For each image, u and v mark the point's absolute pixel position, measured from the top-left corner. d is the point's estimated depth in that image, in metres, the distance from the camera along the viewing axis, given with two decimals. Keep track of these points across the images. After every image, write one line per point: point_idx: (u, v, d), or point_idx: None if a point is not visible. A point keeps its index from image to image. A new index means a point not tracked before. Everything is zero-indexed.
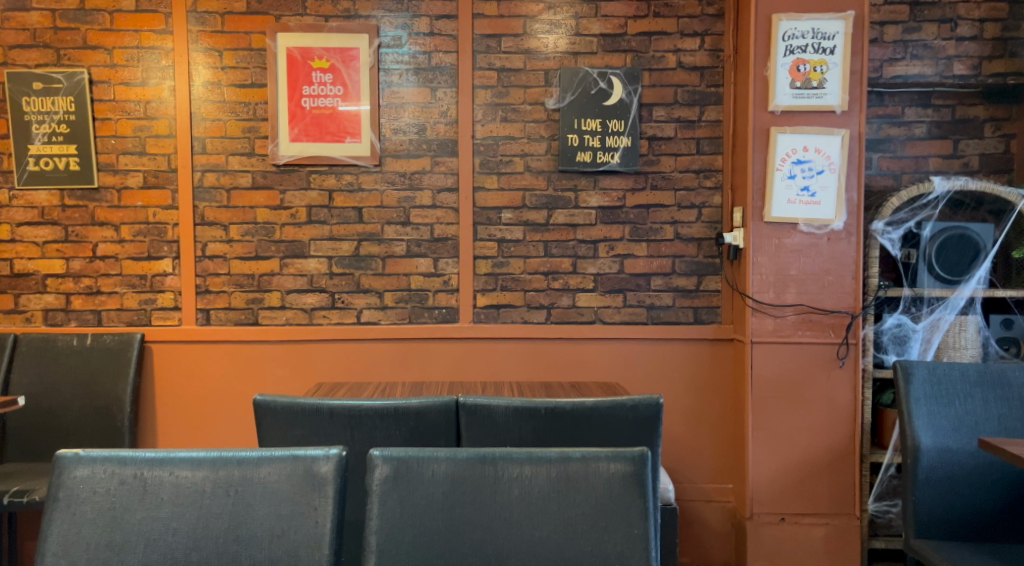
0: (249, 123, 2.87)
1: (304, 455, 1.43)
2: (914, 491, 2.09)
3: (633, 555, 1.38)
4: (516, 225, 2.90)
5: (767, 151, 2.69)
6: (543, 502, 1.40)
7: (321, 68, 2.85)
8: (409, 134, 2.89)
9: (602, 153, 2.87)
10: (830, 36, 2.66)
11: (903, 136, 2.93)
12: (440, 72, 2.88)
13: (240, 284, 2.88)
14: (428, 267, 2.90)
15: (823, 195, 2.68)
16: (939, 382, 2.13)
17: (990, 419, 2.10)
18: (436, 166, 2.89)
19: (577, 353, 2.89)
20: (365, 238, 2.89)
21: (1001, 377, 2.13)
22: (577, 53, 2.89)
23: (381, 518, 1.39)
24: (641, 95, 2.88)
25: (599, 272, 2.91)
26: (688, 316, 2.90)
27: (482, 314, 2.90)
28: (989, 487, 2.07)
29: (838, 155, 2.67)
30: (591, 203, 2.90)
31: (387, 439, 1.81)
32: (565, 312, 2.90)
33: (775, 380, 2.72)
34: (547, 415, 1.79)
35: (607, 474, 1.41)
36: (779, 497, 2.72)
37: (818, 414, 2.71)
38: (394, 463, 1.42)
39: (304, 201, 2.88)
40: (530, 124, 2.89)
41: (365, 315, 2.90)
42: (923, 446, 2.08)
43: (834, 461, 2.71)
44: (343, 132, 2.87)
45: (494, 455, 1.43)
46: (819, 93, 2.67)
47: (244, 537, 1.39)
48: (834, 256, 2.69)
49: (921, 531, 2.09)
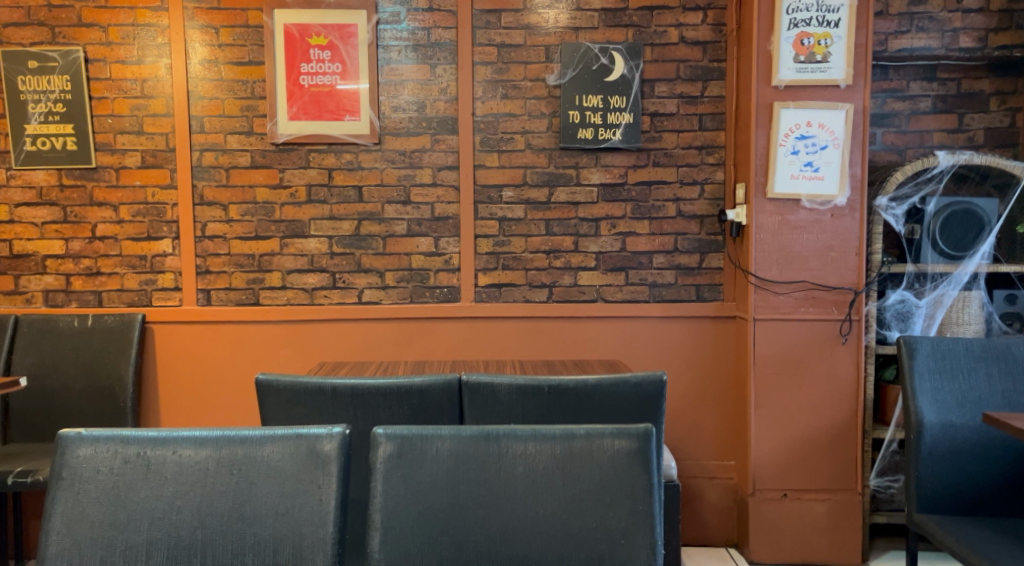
0: (247, 102, 2.84)
1: (307, 434, 1.42)
2: (917, 467, 2.09)
3: (639, 531, 1.37)
4: (517, 204, 2.88)
5: (771, 127, 2.66)
6: (547, 479, 1.40)
7: (319, 45, 2.82)
8: (409, 112, 2.86)
9: (603, 130, 2.84)
10: (835, 8, 2.62)
11: (909, 111, 2.90)
12: (440, 49, 2.85)
13: (241, 264, 2.87)
14: (429, 246, 2.88)
15: (827, 170, 2.66)
16: (944, 357, 2.12)
17: (994, 394, 2.09)
18: (436, 144, 2.86)
19: (579, 331, 2.88)
20: (365, 217, 2.88)
21: (1006, 351, 2.12)
22: (577, 28, 2.85)
23: (385, 495, 1.39)
24: (643, 71, 2.85)
25: (601, 250, 2.89)
26: (690, 294, 2.89)
27: (484, 294, 2.89)
28: (991, 461, 2.07)
29: (842, 130, 2.65)
30: (592, 179, 2.88)
31: (390, 417, 1.81)
32: (567, 290, 2.89)
33: (778, 357, 2.72)
34: (550, 393, 1.79)
35: (612, 450, 1.40)
36: (782, 474, 2.72)
37: (820, 390, 2.71)
38: (398, 441, 1.42)
39: (303, 179, 2.86)
40: (530, 102, 2.86)
41: (366, 294, 2.89)
42: (926, 422, 2.08)
43: (837, 438, 2.71)
44: (342, 111, 2.84)
45: (498, 433, 1.42)
46: (824, 67, 2.64)
47: (249, 516, 1.38)
48: (837, 233, 2.68)
49: (924, 506, 2.09)
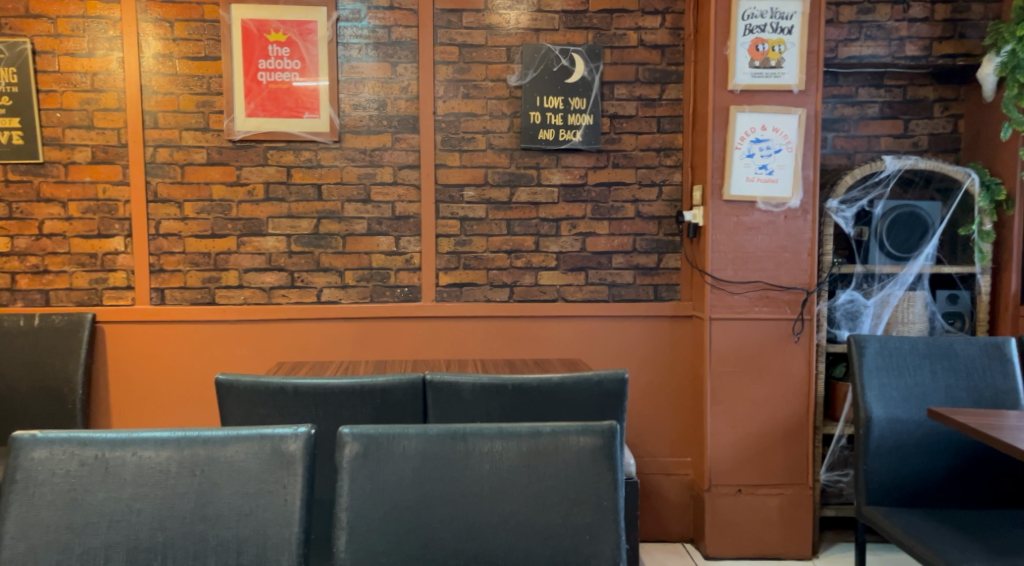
0: (203, 97, 2.79)
1: (272, 434, 1.41)
2: (866, 461, 2.16)
3: (603, 526, 1.39)
4: (479, 204, 2.89)
5: (727, 130, 2.72)
6: (513, 476, 1.41)
7: (278, 41, 2.78)
8: (370, 110, 2.84)
9: (565, 131, 2.87)
10: (787, 15, 2.69)
11: (857, 116, 3.00)
12: (401, 47, 2.84)
13: (197, 262, 2.82)
14: (389, 245, 2.87)
15: (781, 173, 2.73)
16: (891, 355, 2.20)
17: (937, 390, 2.18)
18: (397, 142, 2.85)
19: (539, 329, 2.90)
20: (325, 216, 2.85)
21: (949, 348, 2.21)
22: (538, 30, 2.87)
23: (351, 494, 1.39)
24: (603, 73, 2.88)
25: (561, 251, 2.92)
26: (649, 293, 2.94)
27: (445, 293, 2.89)
28: (936, 454, 2.15)
29: (795, 134, 2.72)
30: (553, 180, 2.90)
31: (353, 416, 1.80)
32: (528, 290, 2.91)
33: (734, 355, 2.78)
34: (514, 391, 1.81)
35: (578, 447, 1.42)
36: (736, 469, 2.78)
37: (774, 387, 2.77)
38: (365, 440, 1.41)
39: (261, 177, 2.82)
40: (491, 102, 2.87)
41: (326, 294, 2.86)
42: (874, 417, 2.15)
43: (789, 433, 2.78)
44: (301, 108, 2.80)
45: (464, 430, 1.43)
46: (777, 73, 2.71)
47: (211, 517, 1.36)
48: (790, 234, 2.75)
49: (872, 499, 2.16)
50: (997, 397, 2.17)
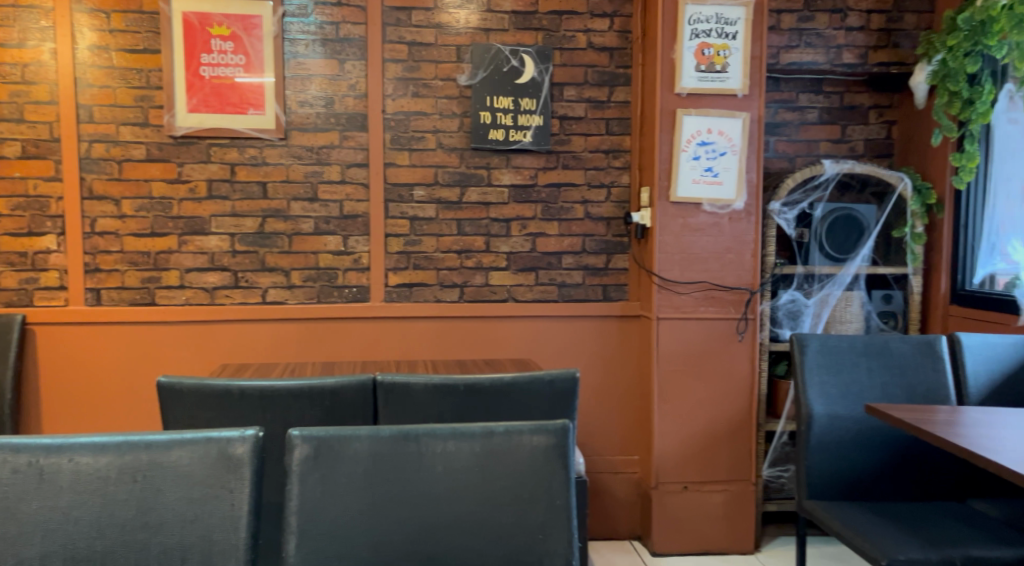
0: (141, 91, 2.70)
1: (218, 437, 1.37)
2: (807, 456, 2.22)
3: (556, 525, 1.39)
4: (429, 203, 2.87)
5: (674, 133, 2.76)
6: (466, 477, 1.39)
7: (221, 35, 2.71)
8: (316, 107, 2.79)
9: (515, 131, 2.87)
10: (732, 21, 2.75)
11: (798, 121, 3.09)
12: (349, 44, 2.80)
13: (135, 262, 2.72)
14: (337, 245, 2.83)
15: (726, 175, 2.78)
16: (830, 353, 2.26)
17: (874, 386, 2.25)
18: (345, 140, 2.81)
19: (489, 330, 2.90)
20: (270, 214, 2.79)
21: (884, 346, 2.29)
22: (488, 30, 2.87)
23: (301, 498, 1.36)
24: (553, 75, 2.90)
25: (512, 251, 2.92)
26: (598, 293, 2.96)
27: (394, 293, 2.86)
28: (873, 448, 2.22)
29: (739, 137, 2.78)
30: (503, 180, 2.90)
31: (302, 418, 1.77)
32: (478, 290, 2.90)
33: (680, 355, 2.82)
34: (466, 391, 1.80)
35: (531, 447, 1.41)
36: (682, 466, 2.83)
37: (719, 385, 2.83)
38: (315, 442, 1.38)
39: (203, 174, 2.75)
40: (441, 101, 2.85)
41: (271, 294, 2.80)
42: (815, 413, 2.22)
43: (733, 430, 2.84)
44: (245, 104, 2.74)
45: (416, 431, 1.40)
46: (722, 77, 2.76)
47: (154, 524, 1.32)
48: (734, 235, 2.81)
49: (812, 493, 2.22)
50: (929, 393, 2.25)
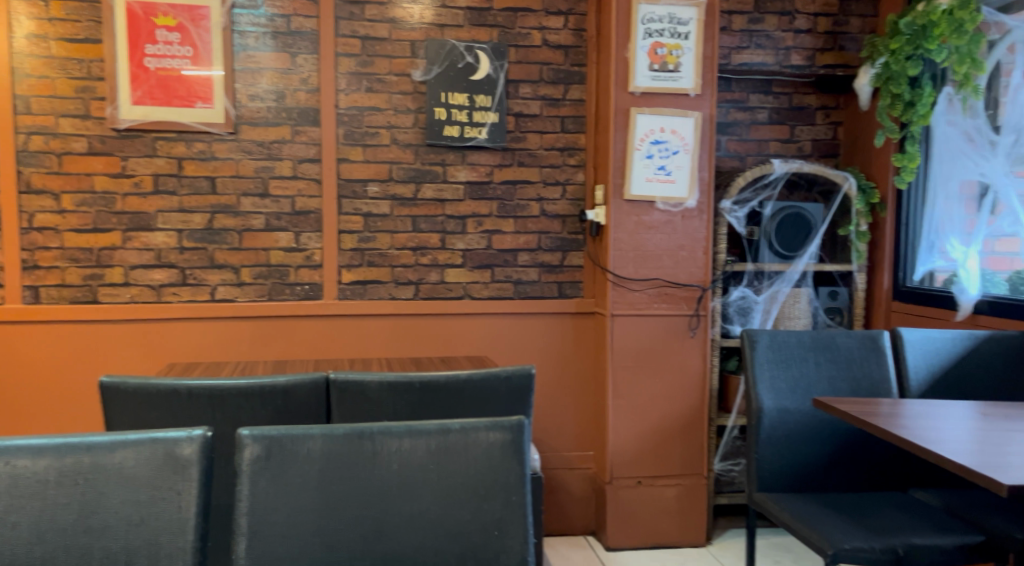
0: (83, 82, 2.61)
1: (164, 438, 1.33)
2: (757, 449, 2.26)
3: (512, 522, 1.35)
4: (383, 199, 2.84)
5: (628, 131, 2.78)
6: (421, 475, 1.34)
7: (166, 26, 2.64)
8: (267, 101, 2.74)
9: (470, 128, 2.86)
10: (684, 21, 2.78)
11: (748, 121, 3.15)
12: (301, 38, 2.75)
13: (76, 258, 2.64)
14: (289, 241, 2.78)
15: (678, 174, 2.82)
16: (779, 348, 2.31)
17: (821, 380, 2.31)
18: (297, 135, 2.76)
19: (445, 327, 2.88)
20: (219, 210, 2.73)
21: (831, 341, 2.35)
22: (443, 25, 2.85)
23: (251, 499, 1.31)
24: (508, 72, 2.89)
25: (468, 248, 2.91)
26: (553, 291, 2.97)
27: (348, 291, 2.83)
28: (820, 441, 2.27)
29: (691, 136, 2.82)
30: (459, 177, 2.89)
31: (253, 418, 1.74)
32: (433, 288, 2.89)
33: (634, 351, 2.85)
34: (421, 389, 1.78)
35: (487, 443, 1.36)
36: (636, 462, 2.86)
37: (672, 381, 2.86)
38: (266, 442, 1.33)
39: (149, 168, 2.67)
40: (395, 96, 2.82)
41: (220, 292, 2.74)
42: (765, 407, 2.26)
43: (686, 425, 2.88)
44: (193, 97, 2.67)
45: (371, 429, 1.35)
46: (675, 77, 2.79)
47: (97, 528, 1.27)
48: (687, 233, 2.85)
49: (763, 486, 2.26)
50: (873, 386, 2.31)
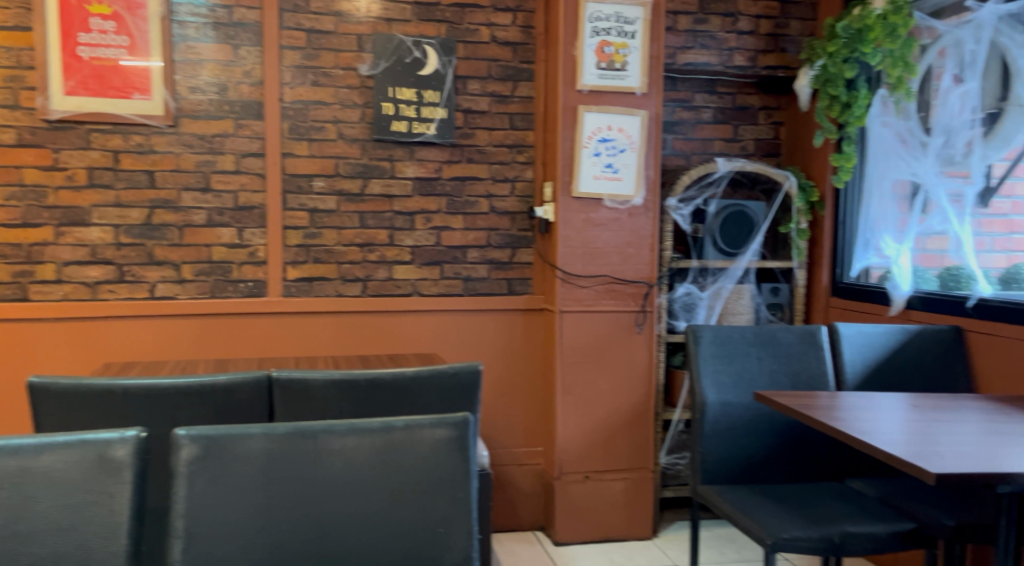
0: (12, 71, 2.51)
1: (95, 439, 1.29)
2: (701, 442, 2.31)
3: (457, 519, 1.35)
4: (329, 195, 2.80)
5: (576, 129, 2.80)
6: (365, 473, 1.33)
7: (101, 14, 2.55)
8: (208, 93, 2.67)
9: (418, 124, 2.84)
10: (630, 20, 2.81)
11: (693, 120, 3.20)
12: (243, 29, 2.69)
13: (5, 255, 2.54)
14: (232, 237, 2.72)
15: (625, 172, 2.85)
16: (722, 343, 2.37)
17: (762, 374, 2.36)
18: (240, 129, 2.71)
19: (393, 324, 2.86)
20: (158, 205, 2.65)
21: (772, 336, 2.40)
22: (390, 20, 2.82)
23: (188, 501, 1.28)
24: (456, 67, 2.88)
25: (416, 244, 2.89)
26: (503, 287, 2.98)
27: (293, 288, 2.78)
28: (762, 434, 2.33)
29: (637, 134, 2.85)
30: (407, 173, 2.87)
31: (192, 418, 1.70)
32: (381, 284, 2.86)
33: (582, 347, 2.87)
34: (367, 386, 1.77)
35: (432, 440, 1.36)
36: (584, 457, 2.88)
37: (619, 376, 2.90)
38: (204, 442, 1.30)
39: (83, 161, 2.58)
40: (342, 90, 2.79)
41: (160, 289, 2.67)
42: (709, 401, 2.31)
43: (632, 420, 2.92)
44: (130, 88, 2.59)
45: (313, 428, 1.33)
46: (622, 75, 2.82)
47: (24, 533, 1.23)
48: (634, 230, 2.88)
49: (706, 478, 2.31)
50: (812, 380, 2.38)
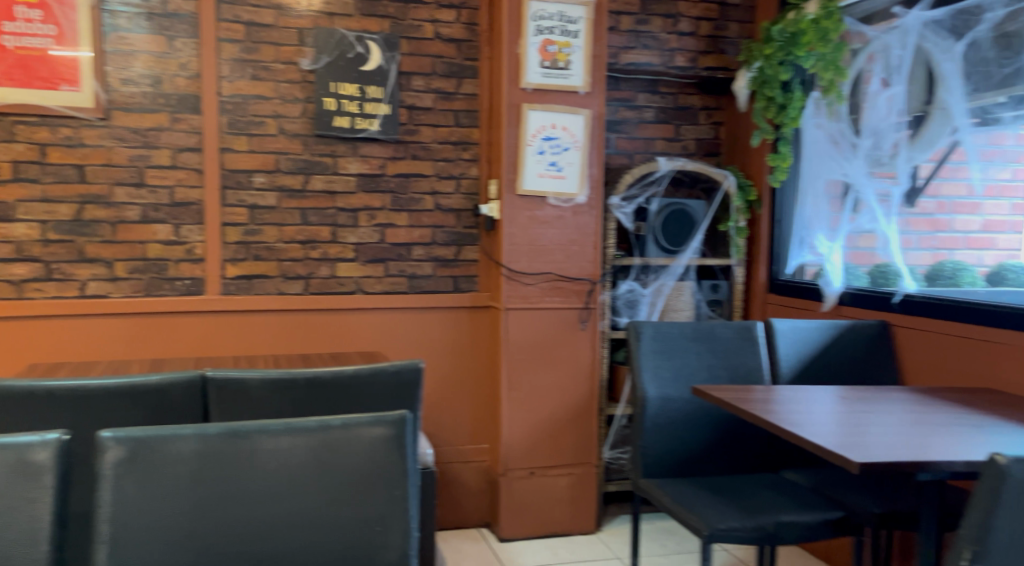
0: None
1: (15, 443, 1.24)
2: (642, 437, 2.34)
3: (394, 517, 1.34)
4: (270, 191, 2.75)
5: (520, 127, 2.81)
6: (299, 473, 1.31)
7: (26, 2, 2.45)
8: (142, 86, 2.60)
9: (361, 119, 2.81)
10: (574, 20, 2.83)
11: (636, 119, 3.24)
12: (179, 20, 2.62)
13: None
14: (168, 234, 2.65)
15: (569, 170, 2.87)
16: (662, 339, 2.41)
17: (701, 369, 2.41)
18: (176, 123, 2.64)
19: (336, 323, 2.82)
20: (89, 201, 2.57)
21: (710, 332, 2.45)
22: (332, 14, 2.79)
23: (114, 504, 1.24)
24: (399, 63, 2.86)
25: (359, 242, 2.87)
26: (448, 285, 2.97)
27: (233, 285, 2.73)
28: (701, 427, 2.38)
29: (581, 133, 2.88)
30: (350, 169, 2.84)
31: (122, 419, 1.66)
32: (324, 282, 2.83)
33: (526, 344, 2.88)
34: (306, 385, 1.75)
35: (370, 439, 1.35)
36: (529, 453, 2.90)
37: (563, 372, 2.92)
38: (131, 444, 1.26)
39: (7, 154, 2.48)
40: (282, 85, 2.74)
41: (91, 287, 2.59)
42: (649, 396, 2.35)
43: (576, 415, 2.95)
44: (58, 79, 2.50)
45: (246, 427, 1.31)
46: (565, 74, 2.84)
47: None
48: (578, 228, 2.91)
49: (647, 471, 2.35)
50: (749, 374, 2.44)
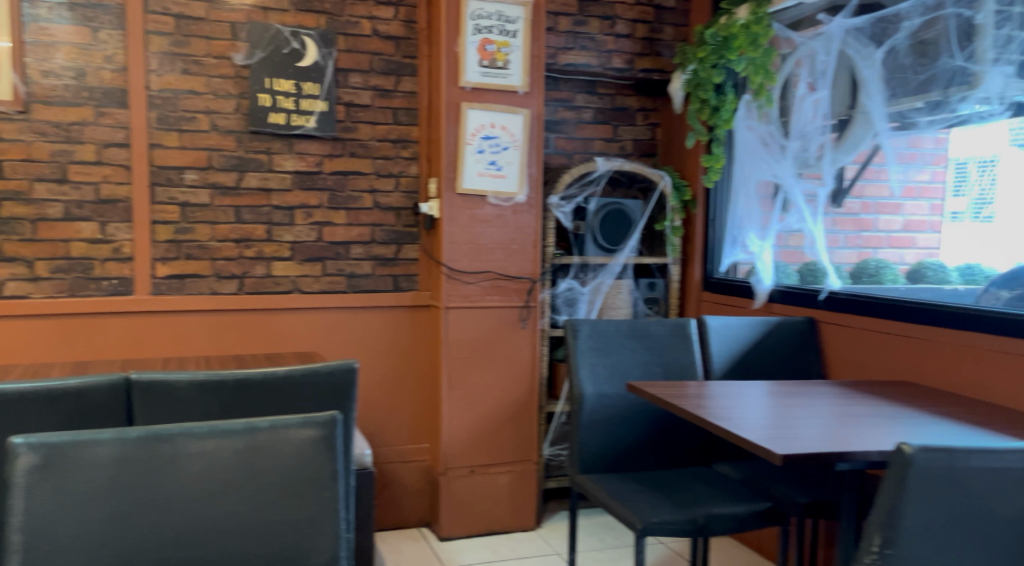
0: None
1: None
2: (579, 434, 2.37)
3: (324, 519, 1.33)
4: (202, 188, 2.68)
5: (459, 125, 2.81)
6: (226, 477, 1.29)
7: None
8: (64, 78, 2.50)
9: (296, 116, 2.76)
10: (512, 19, 2.84)
11: (574, 119, 3.27)
12: (104, 11, 2.53)
13: None
14: (93, 232, 2.56)
15: (508, 169, 2.88)
16: (599, 336, 2.44)
17: (637, 365, 2.45)
18: (101, 117, 2.55)
19: (272, 323, 2.77)
20: (7, 197, 2.47)
21: (646, 329, 2.50)
22: (267, 9, 2.74)
23: (27, 513, 1.19)
24: (336, 60, 2.82)
25: (296, 240, 2.82)
26: (387, 284, 2.95)
27: (163, 285, 2.65)
28: (637, 423, 2.42)
29: (520, 132, 2.89)
30: (285, 166, 2.79)
31: (39, 424, 1.60)
32: (259, 281, 2.77)
33: (466, 342, 2.88)
34: (236, 386, 1.71)
35: (299, 440, 1.33)
36: (469, 451, 2.90)
37: (502, 370, 2.93)
38: (45, 450, 1.22)
39: None
40: (215, 80, 2.68)
41: (10, 287, 2.48)
42: (586, 394, 2.37)
43: (516, 413, 2.96)
44: None
45: (170, 431, 1.28)
46: (504, 73, 2.85)
47: None
48: (518, 227, 2.92)
49: (585, 468, 2.37)
50: (683, 370, 2.49)
